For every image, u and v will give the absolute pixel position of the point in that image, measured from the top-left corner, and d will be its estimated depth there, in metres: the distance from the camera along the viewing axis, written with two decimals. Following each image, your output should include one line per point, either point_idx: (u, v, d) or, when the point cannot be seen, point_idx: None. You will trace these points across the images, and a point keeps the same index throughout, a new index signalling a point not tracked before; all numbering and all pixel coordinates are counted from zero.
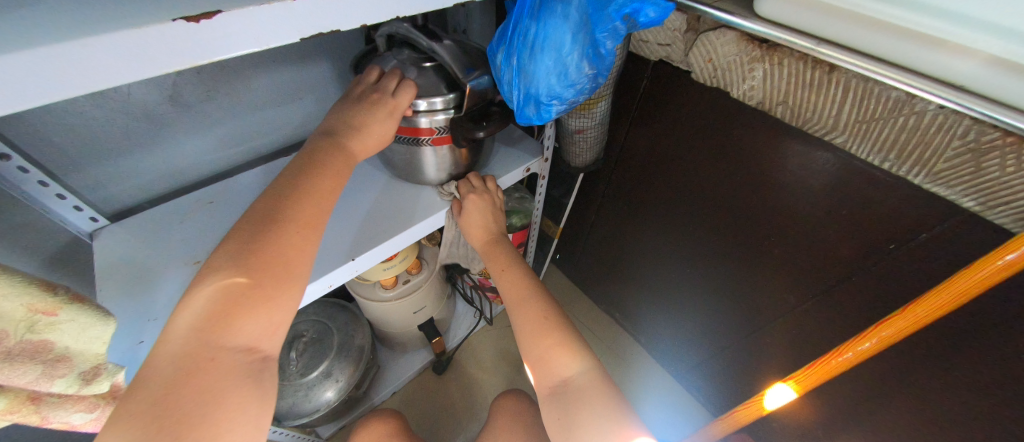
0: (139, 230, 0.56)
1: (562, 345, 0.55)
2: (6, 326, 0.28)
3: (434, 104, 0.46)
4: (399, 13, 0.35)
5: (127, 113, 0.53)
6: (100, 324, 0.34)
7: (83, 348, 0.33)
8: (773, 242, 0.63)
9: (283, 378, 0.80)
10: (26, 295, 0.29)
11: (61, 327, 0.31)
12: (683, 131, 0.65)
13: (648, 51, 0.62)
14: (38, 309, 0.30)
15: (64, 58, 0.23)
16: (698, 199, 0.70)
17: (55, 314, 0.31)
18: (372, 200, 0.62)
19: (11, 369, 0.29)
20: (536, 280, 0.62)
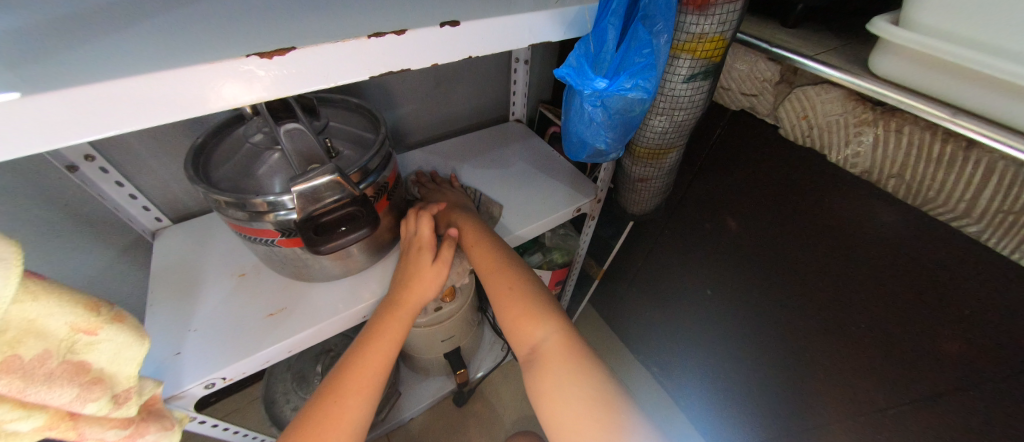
0: (196, 236, 0.58)
1: (532, 317, 0.51)
2: (48, 346, 0.27)
3: (280, 202, 0.39)
4: (473, 54, 0.33)
5: (201, 125, 0.55)
6: (135, 345, 0.33)
7: (116, 370, 0.32)
8: (861, 329, 0.54)
9: (307, 392, 0.79)
10: (71, 314, 0.29)
11: (99, 346, 0.31)
12: (763, 188, 0.59)
13: (728, 99, 0.56)
14: (80, 328, 0.29)
15: (136, 92, 0.23)
16: (770, 263, 0.62)
17: (96, 334, 0.30)
18: (293, 285, 0.53)
19: (49, 391, 0.28)
20: (510, 250, 0.57)
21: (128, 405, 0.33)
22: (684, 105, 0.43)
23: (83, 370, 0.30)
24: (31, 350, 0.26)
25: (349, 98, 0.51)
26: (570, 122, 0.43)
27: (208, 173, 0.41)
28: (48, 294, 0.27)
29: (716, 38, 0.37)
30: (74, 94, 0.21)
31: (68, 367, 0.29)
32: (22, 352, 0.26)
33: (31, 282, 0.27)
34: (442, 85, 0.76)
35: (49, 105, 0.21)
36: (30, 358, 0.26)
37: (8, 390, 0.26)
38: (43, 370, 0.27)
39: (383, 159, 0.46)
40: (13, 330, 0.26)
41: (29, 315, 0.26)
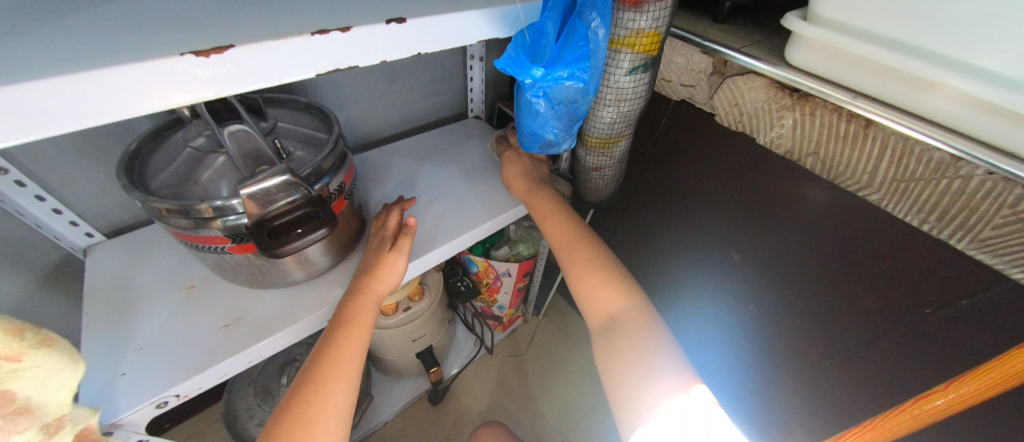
0: (136, 250, 0.55)
1: (615, 287, 0.53)
2: None
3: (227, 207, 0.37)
4: (422, 50, 0.34)
5: (134, 131, 0.52)
6: (67, 369, 0.31)
7: (46, 398, 0.29)
8: (792, 295, 0.60)
9: (272, 404, 0.76)
10: None
11: (25, 374, 0.28)
12: (704, 173, 0.64)
13: (670, 90, 0.60)
14: (1, 355, 0.28)
15: (54, 98, 0.21)
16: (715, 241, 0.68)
17: (20, 360, 0.28)
18: (248, 294, 0.51)
19: None
20: (583, 230, 0.59)
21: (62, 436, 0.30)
22: (628, 96, 0.45)
23: (8, 400, 0.27)
24: None
25: (298, 98, 0.50)
26: (521, 116, 0.44)
27: (146, 181, 0.39)
28: None
29: (652, 33, 0.40)
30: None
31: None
32: None
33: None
34: (396, 82, 0.75)
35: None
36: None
37: None
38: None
39: (338, 160, 0.46)
40: None
41: None
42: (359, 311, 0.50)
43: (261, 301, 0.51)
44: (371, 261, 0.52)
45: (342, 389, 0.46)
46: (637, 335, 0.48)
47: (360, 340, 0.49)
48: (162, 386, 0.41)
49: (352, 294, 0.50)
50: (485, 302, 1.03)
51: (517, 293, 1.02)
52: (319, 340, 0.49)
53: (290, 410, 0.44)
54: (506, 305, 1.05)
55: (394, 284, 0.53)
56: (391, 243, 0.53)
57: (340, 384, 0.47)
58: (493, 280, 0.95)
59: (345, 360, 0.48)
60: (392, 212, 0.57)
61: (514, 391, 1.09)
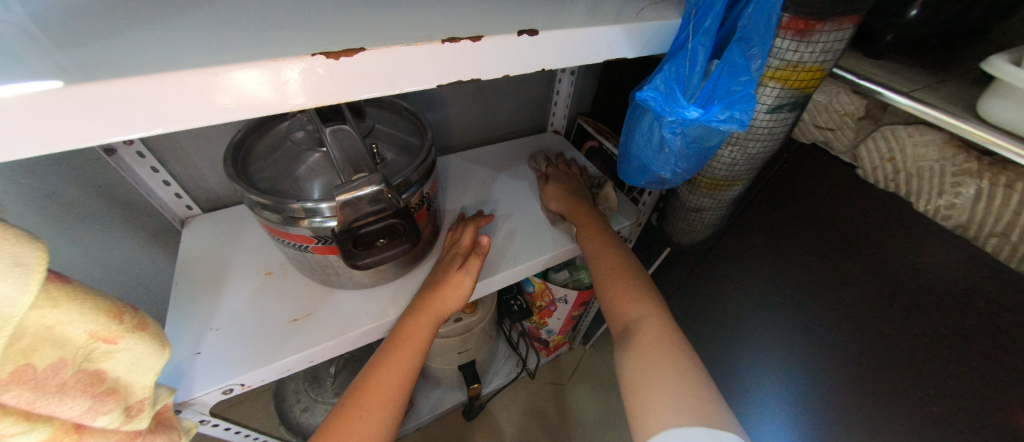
0: (225, 228, 0.57)
1: (642, 299, 0.49)
2: (62, 355, 0.25)
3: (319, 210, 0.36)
4: (545, 67, 0.30)
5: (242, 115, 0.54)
6: (155, 353, 0.31)
7: (132, 381, 0.30)
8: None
9: (317, 392, 0.76)
10: (92, 321, 0.26)
11: (118, 356, 0.28)
12: (811, 231, 0.53)
13: (797, 130, 0.52)
14: (99, 337, 0.27)
15: (184, 94, 0.21)
16: (802, 311, 0.56)
17: (115, 342, 0.28)
18: (319, 290, 0.51)
19: (60, 403, 0.25)
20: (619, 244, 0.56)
21: (139, 419, 0.30)
22: (762, 137, 0.39)
23: (99, 381, 0.27)
24: (46, 359, 0.24)
25: (395, 100, 0.49)
26: (634, 146, 0.40)
27: (247, 171, 0.39)
28: (69, 301, 0.25)
29: (812, 68, 0.33)
30: (104, 89, 0.19)
31: (82, 377, 0.26)
32: (36, 361, 0.24)
33: (53, 285, 0.25)
34: (484, 90, 0.73)
35: (71, 100, 0.19)
36: (43, 367, 0.24)
37: (18, 401, 0.23)
38: (56, 378, 0.25)
39: (428, 170, 0.44)
40: (28, 338, 0.24)
41: (47, 322, 0.24)
42: (414, 328, 0.47)
43: (328, 299, 0.50)
44: (432, 282, 0.50)
45: (382, 412, 0.43)
46: (660, 354, 0.43)
47: (411, 360, 0.47)
48: (229, 373, 0.41)
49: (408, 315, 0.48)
50: (536, 324, 0.98)
51: (569, 320, 0.96)
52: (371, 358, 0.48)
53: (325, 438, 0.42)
54: (555, 331, 0.99)
55: (459, 305, 0.50)
56: (460, 261, 0.51)
57: (381, 406, 0.44)
58: (548, 304, 0.90)
59: (393, 381, 0.45)
60: (466, 229, 0.54)
61: (551, 421, 1.02)
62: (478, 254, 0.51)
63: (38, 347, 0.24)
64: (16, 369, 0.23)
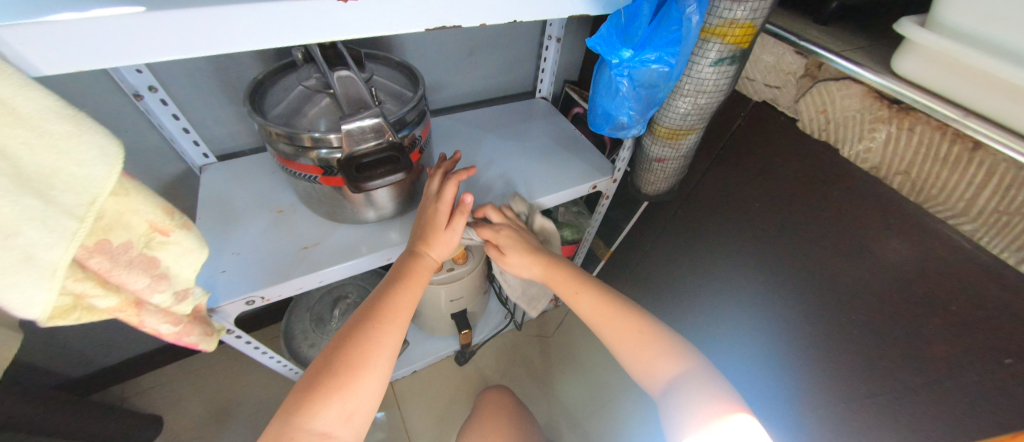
0: (239, 173, 0.63)
1: (652, 341, 0.52)
2: (128, 238, 0.30)
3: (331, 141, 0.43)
4: (520, 18, 0.37)
5: (253, 70, 0.59)
6: (197, 251, 0.35)
7: (179, 271, 0.35)
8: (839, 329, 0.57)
9: (323, 332, 0.85)
10: (152, 213, 0.31)
11: (170, 247, 0.33)
12: (791, 204, 0.59)
13: (752, 90, 0.58)
14: (157, 227, 0.32)
15: (227, 25, 0.27)
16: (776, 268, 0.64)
17: (168, 235, 0.33)
18: (324, 225, 0.58)
19: (126, 276, 0.31)
20: (605, 287, 0.58)
21: (184, 303, 0.37)
22: (708, 89, 0.45)
23: (154, 266, 0.32)
24: (118, 238, 0.29)
25: (391, 57, 0.55)
26: (597, 94, 0.45)
27: (264, 110, 0.45)
28: (133, 190, 0.29)
29: (745, 25, 0.39)
30: (185, 14, 0.26)
31: (142, 259, 0.31)
32: (111, 238, 0.29)
33: (124, 178, 0.29)
34: (475, 54, 0.78)
35: (155, 25, 0.25)
36: (116, 244, 0.29)
37: (98, 266, 0.29)
38: (122, 256, 0.30)
39: (418, 117, 0.50)
40: (106, 217, 0.28)
41: (121, 207, 0.29)
42: (412, 280, 0.52)
43: (332, 233, 0.57)
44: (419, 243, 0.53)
45: (392, 349, 0.48)
46: (698, 394, 0.46)
47: (411, 302, 0.52)
48: (250, 287, 0.49)
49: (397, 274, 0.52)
50: (522, 279, 1.06)
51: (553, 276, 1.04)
52: (367, 297, 0.51)
53: (327, 380, 0.44)
54: (540, 286, 1.07)
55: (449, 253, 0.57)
56: (445, 220, 0.54)
57: (390, 343, 0.48)
58: None
59: (398, 319, 0.50)
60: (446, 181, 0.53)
61: (535, 369, 1.12)
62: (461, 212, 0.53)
63: (109, 227, 0.29)
64: (97, 242, 0.28)
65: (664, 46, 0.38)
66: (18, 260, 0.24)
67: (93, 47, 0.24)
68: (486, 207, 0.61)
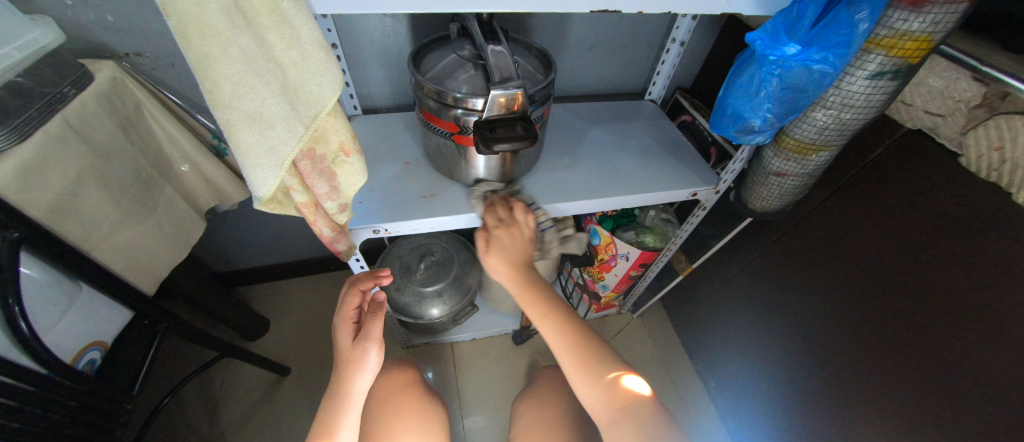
0: (377, 126, 0.73)
1: None
2: (325, 151, 0.38)
3: (474, 103, 0.49)
4: (674, 10, 0.40)
5: (407, 38, 0.68)
6: (361, 175, 0.42)
7: (347, 188, 0.42)
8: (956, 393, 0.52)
9: (409, 279, 0.96)
10: (345, 135, 0.39)
11: (346, 167, 0.41)
12: (926, 252, 0.53)
13: (906, 115, 0.54)
14: (343, 148, 0.39)
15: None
16: (890, 316, 0.58)
17: (348, 156, 0.40)
18: (440, 181, 0.65)
19: (318, 180, 0.39)
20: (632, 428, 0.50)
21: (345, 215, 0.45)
22: (857, 103, 0.42)
23: (333, 178, 0.40)
24: (319, 149, 0.38)
25: (532, 43, 0.59)
26: (731, 93, 0.46)
27: (421, 71, 0.54)
28: (340, 114, 0.37)
29: (921, 39, 0.36)
30: None
31: (328, 171, 0.39)
32: (316, 148, 0.37)
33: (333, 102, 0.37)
34: (596, 48, 0.81)
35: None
36: (318, 153, 0.38)
37: (302, 169, 0.37)
38: (319, 165, 0.38)
39: (546, 96, 0.54)
40: (318, 130, 0.37)
41: (330, 123, 0.37)
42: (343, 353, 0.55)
43: (446, 189, 0.64)
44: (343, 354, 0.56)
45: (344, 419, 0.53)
46: None
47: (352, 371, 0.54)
48: (376, 218, 0.57)
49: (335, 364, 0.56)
50: (593, 276, 1.06)
51: (624, 280, 1.03)
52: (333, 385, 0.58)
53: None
54: (609, 287, 1.06)
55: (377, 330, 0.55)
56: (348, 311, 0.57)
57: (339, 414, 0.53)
58: (610, 257, 0.97)
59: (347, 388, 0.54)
60: (349, 291, 0.59)
61: None
62: (367, 341, 0.54)
63: (316, 139, 0.37)
64: (308, 149, 0.37)
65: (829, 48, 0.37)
66: (267, 149, 0.31)
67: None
68: (515, 204, 0.61)
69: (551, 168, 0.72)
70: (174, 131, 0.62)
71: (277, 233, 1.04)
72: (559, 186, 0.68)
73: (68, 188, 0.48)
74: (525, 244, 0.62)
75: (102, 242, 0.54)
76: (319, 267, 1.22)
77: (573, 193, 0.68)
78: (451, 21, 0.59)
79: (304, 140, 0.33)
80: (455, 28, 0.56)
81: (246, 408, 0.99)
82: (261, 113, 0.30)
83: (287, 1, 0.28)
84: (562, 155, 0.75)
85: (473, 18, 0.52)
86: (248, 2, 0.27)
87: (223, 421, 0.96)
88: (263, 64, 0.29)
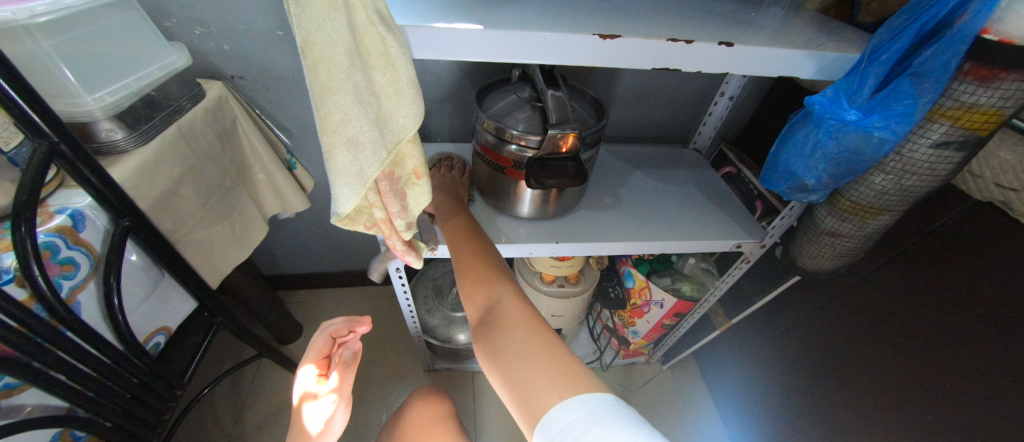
0: (431, 155, 0.78)
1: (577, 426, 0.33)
2: (400, 173, 0.43)
3: (529, 141, 0.53)
4: (733, 72, 0.40)
5: (469, 79, 0.74)
6: (427, 197, 0.45)
7: (415, 207, 0.46)
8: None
9: (441, 301, 0.99)
10: (420, 159, 0.42)
11: (416, 188, 0.44)
12: (1001, 336, 0.49)
13: (974, 188, 0.51)
14: (415, 170, 0.43)
15: (517, 43, 0.36)
16: (959, 401, 0.53)
17: (419, 179, 0.44)
18: (485, 211, 0.69)
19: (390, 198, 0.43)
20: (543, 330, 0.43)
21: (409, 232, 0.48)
22: (919, 170, 0.42)
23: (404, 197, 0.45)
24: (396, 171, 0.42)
25: (586, 90, 0.63)
26: (785, 151, 0.47)
27: (483, 109, 0.59)
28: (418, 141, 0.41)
29: (990, 112, 0.36)
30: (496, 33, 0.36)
31: (400, 191, 0.44)
32: (395, 170, 0.42)
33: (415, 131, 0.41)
34: (644, 97, 0.84)
35: (476, 38, 0.36)
36: (395, 174, 0.42)
37: (379, 188, 0.42)
38: (395, 185, 0.43)
39: (597, 140, 0.57)
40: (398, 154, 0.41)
41: (409, 150, 0.41)
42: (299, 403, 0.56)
43: (491, 219, 0.67)
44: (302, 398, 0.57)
45: None
46: None
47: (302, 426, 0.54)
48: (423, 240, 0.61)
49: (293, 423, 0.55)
50: (623, 320, 1.04)
51: (655, 328, 1.00)
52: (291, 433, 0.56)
53: None
54: (639, 334, 1.03)
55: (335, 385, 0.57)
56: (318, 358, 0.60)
57: None
58: (643, 303, 0.95)
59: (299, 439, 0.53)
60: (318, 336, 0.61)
61: None
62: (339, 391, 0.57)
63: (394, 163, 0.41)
64: (388, 170, 0.42)
65: (889, 115, 0.37)
66: (354, 169, 0.37)
67: (440, 41, 0.35)
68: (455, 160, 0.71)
69: (593, 207, 0.74)
70: (258, 144, 0.70)
71: (325, 245, 1.11)
72: (601, 227, 0.69)
73: (169, 186, 0.56)
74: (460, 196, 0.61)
75: (185, 236, 0.60)
76: (356, 281, 1.27)
77: (614, 233, 0.69)
78: (513, 66, 0.64)
79: (385, 163, 0.37)
80: (516, 73, 0.61)
81: (271, 410, 1.02)
82: (356, 139, 0.36)
83: (395, 47, 0.33)
84: (604, 196, 0.77)
85: (535, 66, 0.56)
86: (365, 47, 0.33)
87: (249, 421, 0.99)
88: (366, 97, 0.35)
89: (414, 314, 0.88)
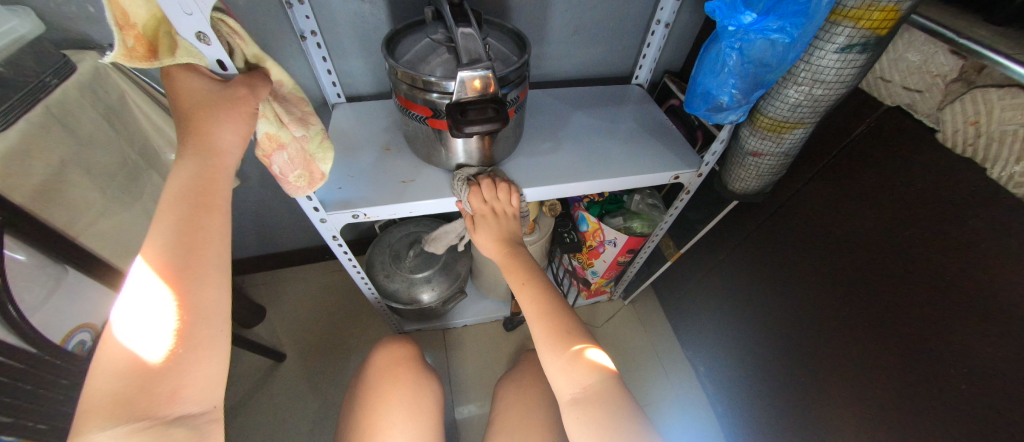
0: (359, 114, 0.74)
1: (587, 362, 0.53)
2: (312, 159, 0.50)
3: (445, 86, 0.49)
4: None
5: (387, 25, 0.68)
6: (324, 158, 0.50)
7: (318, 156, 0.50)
8: (941, 374, 0.50)
9: (398, 266, 0.97)
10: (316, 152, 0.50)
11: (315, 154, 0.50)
12: (902, 233, 0.53)
13: (885, 92, 0.53)
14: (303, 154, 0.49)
15: None
16: (872, 299, 0.58)
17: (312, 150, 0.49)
18: (420, 167, 0.66)
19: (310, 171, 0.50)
20: (559, 306, 0.59)
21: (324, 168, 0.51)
22: (827, 78, 0.42)
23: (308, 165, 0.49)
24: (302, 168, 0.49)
25: (506, 24, 0.59)
26: (701, 70, 0.45)
27: (395, 56, 0.54)
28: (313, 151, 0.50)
29: (889, 8, 0.36)
30: None
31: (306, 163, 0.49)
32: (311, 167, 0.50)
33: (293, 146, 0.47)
34: (579, 32, 0.80)
35: None
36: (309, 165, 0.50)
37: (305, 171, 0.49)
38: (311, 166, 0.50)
39: (520, 78, 0.54)
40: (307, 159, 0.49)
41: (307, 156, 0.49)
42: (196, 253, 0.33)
43: (424, 175, 0.65)
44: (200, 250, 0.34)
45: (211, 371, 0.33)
46: (600, 415, 0.48)
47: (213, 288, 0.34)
48: (354, 204, 0.59)
49: (196, 154, 0.35)
50: (581, 263, 1.06)
51: (613, 266, 1.03)
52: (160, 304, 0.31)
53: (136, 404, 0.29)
54: (598, 274, 1.06)
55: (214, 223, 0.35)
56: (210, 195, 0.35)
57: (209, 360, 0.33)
58: (597, 244, 0.96)
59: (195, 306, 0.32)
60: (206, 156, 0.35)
61: None
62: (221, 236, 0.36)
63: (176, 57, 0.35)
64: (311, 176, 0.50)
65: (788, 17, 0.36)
66: None
67: None
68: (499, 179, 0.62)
69: (532, 152, 0.72)
70: (161, 121, 0.63)
71: (270, 223, 1.06)
72: (539, 170, 0.68)
73: (52, 173, 0.50)
74: (512, 218, 0.66)
75: (87, 228, 0.56)
76: (314, 256, 1.23)
77: (551, 178, 0.67)
78: (425, 5, 0.59)
79: None
80: (429, 12, 0.56)
81: (243, 392, 1.01)
82: None
83: None
84: (543, 140, 0.75)
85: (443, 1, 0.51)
86: None
87: None
88: None
89: (367, 282, 0.86)
